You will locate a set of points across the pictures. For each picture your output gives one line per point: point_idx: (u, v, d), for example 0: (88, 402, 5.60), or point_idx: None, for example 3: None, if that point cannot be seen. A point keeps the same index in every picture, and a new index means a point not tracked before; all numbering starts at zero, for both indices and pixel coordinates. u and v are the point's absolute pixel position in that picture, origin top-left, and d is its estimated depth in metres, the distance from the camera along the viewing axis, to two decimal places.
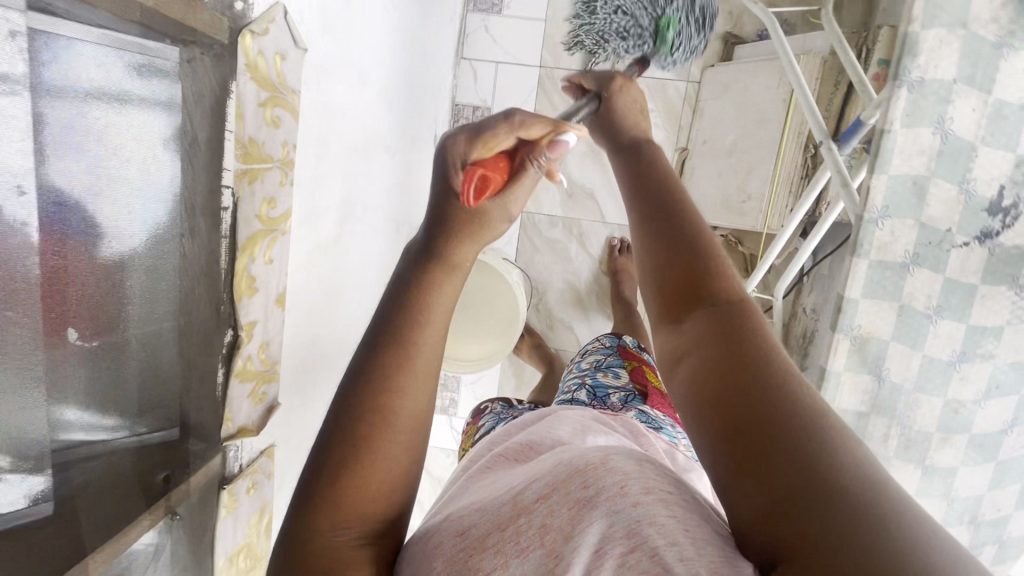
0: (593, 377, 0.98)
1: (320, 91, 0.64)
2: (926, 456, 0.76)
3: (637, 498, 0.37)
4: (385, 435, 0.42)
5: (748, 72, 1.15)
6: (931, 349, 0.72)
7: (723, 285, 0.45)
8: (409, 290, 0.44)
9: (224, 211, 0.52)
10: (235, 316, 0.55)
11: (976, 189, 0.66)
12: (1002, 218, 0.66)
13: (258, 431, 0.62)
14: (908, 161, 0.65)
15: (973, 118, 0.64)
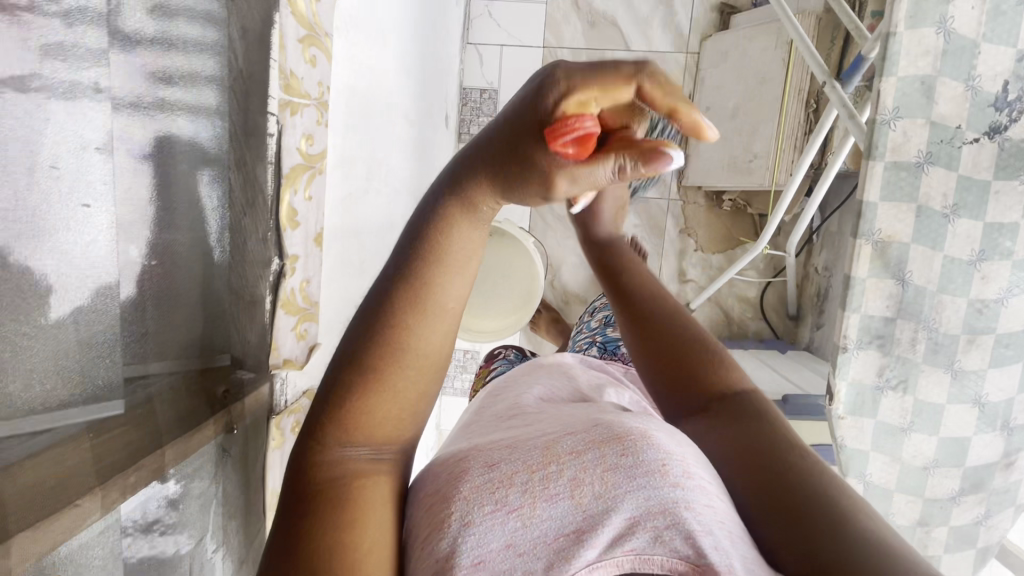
0: (602, 333, 0.96)
1: (348, 41, 0.67)
2: (954, 360, 0.64)
3: (677, 480, 0.38)
4: (389, 381, 0.40)
5: (746, 37, 1.20)
6: (953, 249, 0.61)
7: (730, 377, 0.54)
8: (426, 224, 0.39)
9: (270, 137, 0.55)
10: (281, 246, 0.58)
11: (981, 85, 0.57)
12: (1010, 111, 0.57)
13: (303, 367, 0.65)
14: (914, 63, 0.56)
15: (973, 16, 0.56)
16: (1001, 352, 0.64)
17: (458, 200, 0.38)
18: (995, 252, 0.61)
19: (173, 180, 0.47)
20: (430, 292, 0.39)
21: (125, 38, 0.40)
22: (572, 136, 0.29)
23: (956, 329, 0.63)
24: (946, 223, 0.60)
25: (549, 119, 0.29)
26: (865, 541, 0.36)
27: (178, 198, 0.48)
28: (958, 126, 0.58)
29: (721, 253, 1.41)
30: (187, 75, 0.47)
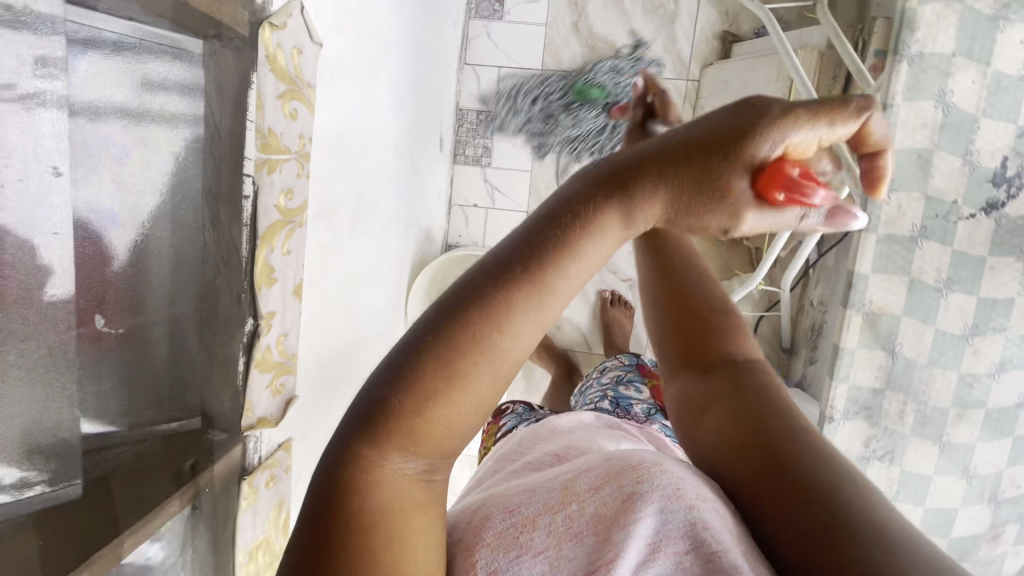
0: (615, 390, 0.97)
1: (335, 86, 0.65)
2: (942, 432, 0.85)
3: (691, 503, 0.38)
4: (472, 375, 0.34)
5: (748, 68, 1.18)
6: (947, 324, 0.83)
7: (739, 344, 0.52)
8: (576, 202, 0.35)
9: (246, 199, 0.53)
10: (256, 306, 0.57)
11: (980, 160, 0.81)
12: (1005, 189, 0.80)
13: (277, 423, 0.63)
14: (912, 135, 0.81)
15: (973, 91, 0.80)
16: (993, 423, 0.86)
17: (621, 197, 0.34)
18: (989, 326, 0.83)
19: (154, 243, 0.47)
20: (553, 289, 0.35)
21: (92, 105, 0.40)
22: (784, 171, 0.32)
23: (944, 401, 0.84)
24: (938, 295, 0.82)
25: (766, 155, 0.33)
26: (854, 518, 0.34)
27: (152, 259, 0.47)
28: (954, 201, 0.81)
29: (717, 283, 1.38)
30: (161, 136, 0.46)
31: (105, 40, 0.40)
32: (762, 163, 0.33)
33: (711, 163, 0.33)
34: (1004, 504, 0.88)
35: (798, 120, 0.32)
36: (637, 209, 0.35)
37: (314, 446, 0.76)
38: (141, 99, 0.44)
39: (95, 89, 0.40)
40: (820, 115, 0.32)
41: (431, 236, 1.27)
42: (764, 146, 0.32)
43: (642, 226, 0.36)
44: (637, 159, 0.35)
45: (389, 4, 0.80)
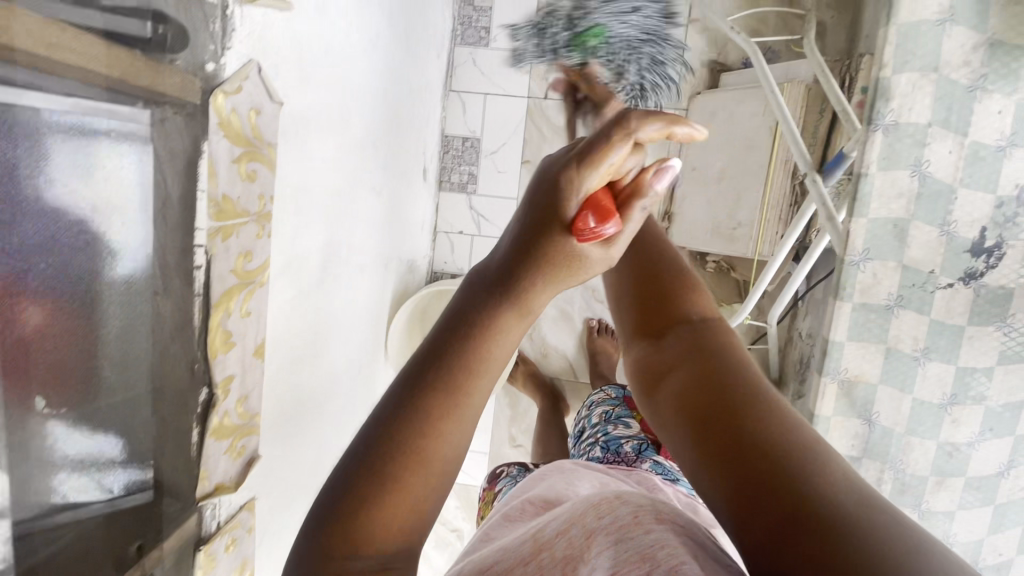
0: (605, 433, 0.93)
1: (300, 140, 0.64)
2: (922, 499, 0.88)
3: (648, 527, 0.36)
4: (421, 474, 0.33)
5: (735, 100, 1.16)
6: (923, 393, 0.84)
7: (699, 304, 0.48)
8: (466, 312, 0.35)
9: (198, 270, 0.52)
10: (210, 374, 0.56)
11: (958, 232, 0.78)
12: (985, 259, 0.77)
13: (237, 487, 0.62)
14: (887, 204, 0.80)
15: (951, 160, 0.77)
16: (972, 491, 0.86)
17: (511, 299, 0.35)
18: (967, 396, 0.82)
19: (102, 318, 0.45)
20: (471, 386, 0.34)
21: (25, 185, 0.37)
22: (596, 212, 0.34)
23: (924, 470, 0.86)
24: (915, 364, 0.83)
25: (569, 209, 0.35)
26: (818, 478, 0.31)
27: (100, 334, 0.45)
28: (931, 271, 0.80)
29: None
30: (110, 209, 0.44)
31: (42, 117, 0.37)
32: (573, 217, 0.35)
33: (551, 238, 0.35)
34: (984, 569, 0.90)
35: (581, 167, 0.35)
36: (530, 305, 0.35)
37: (281, 499, 0.74)
38: (88, 173, 0.42)
39: (35, 165, 0.38)
40: (588, 161, 0.35)
41: (414, 265, 1.26)
42: (570, 202, 0.35)
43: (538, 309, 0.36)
44: (503, 255, 0.36)
45: (362, 47, 0.78)
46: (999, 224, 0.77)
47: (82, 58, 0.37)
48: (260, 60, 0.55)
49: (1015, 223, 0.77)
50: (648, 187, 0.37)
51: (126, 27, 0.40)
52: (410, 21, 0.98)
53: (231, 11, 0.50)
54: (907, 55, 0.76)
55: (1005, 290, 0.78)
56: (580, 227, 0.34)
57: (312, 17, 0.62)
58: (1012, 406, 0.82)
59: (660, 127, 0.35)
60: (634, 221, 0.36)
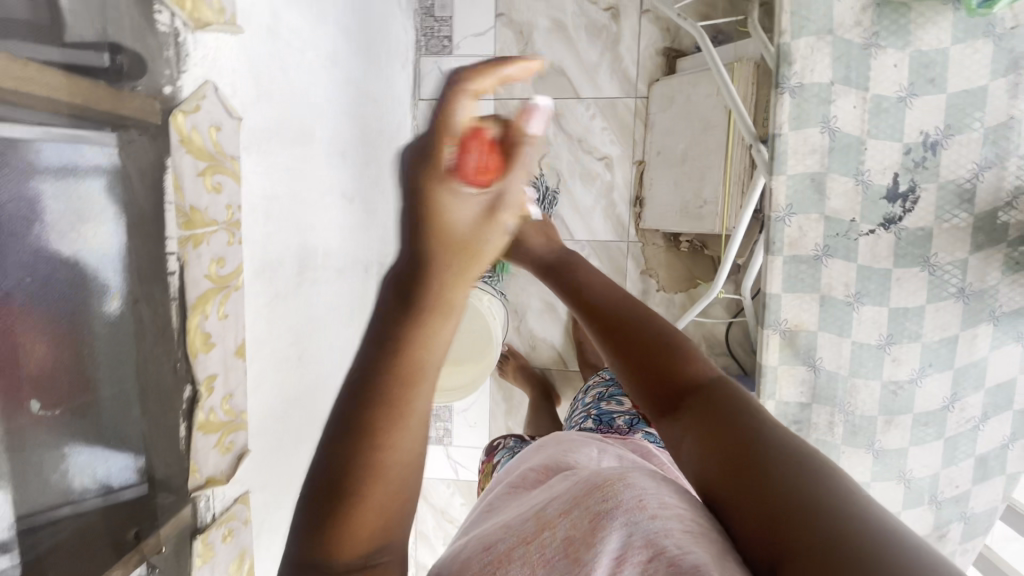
0: (597, 407, 0.97)
1: (263, 152, 0.69)
2: (876, 440, 0.86)
3: (654, 512, 0.36)
4: (385, 483, 0.34)
5: (690, 83, 1.21)
6: (860, 335, 0.83)
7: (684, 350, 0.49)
8: (393, 333, 0.34)
9: (172, 274, 0.57)
10: (192, 373, 0.60)
11: (873, 179, 0.78)
12: (901, 204, 0.78)
13: (228, 479, 0.66)
14: (800, 160, 0.79)
15: (855, 114, 0.77)
16: (922, 428, 0.84)
17: (429, 309, 0.34)
18: (903, 335, 0.82)
19: (87, 322, 0.50)
20: (413, 396, 0.34)
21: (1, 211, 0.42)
22: (470, 157, 0.35)
23: (872, 411, 0.85)
24: (850, 308, 0.82)
25: (442, 159, 0.34)
26: (815, 485, 0.32)
27: (88, 338, 0.51)
28: (852, 219, 0.80)
29: (682, 292, 1.37)
30: (85, 224, 0.49)
31: (23, 150, 0.43)
32: (451, 179, 0.34)
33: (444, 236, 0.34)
34: (945, 505, 0.87)
35: (431, 144, 0.34)
36: (449, 302, 0.34)
37: (275, 494, 0.78)
38: (65, 195, 0.47)
39: (14, 192, 0.43)
40: (437, 129, 0.35)
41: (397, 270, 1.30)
42: (442, 158, 0.34)
43: (456, 308, 0.35)
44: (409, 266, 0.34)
45: (320, 63, 0.83)
46: (909, 168, 0.77)
47: (47, 90, 0.42)
48: (215, 81, 0.60)
49: (924, 167, 0.77)
50: (520, 134, 0.39)
51: (81, 59, 0.46)
52: (368, 36, 1.03)
53: (183, 38, 0.55)
54: (802, 21, 0.75)
55: (924, 231, 0.79)
56: (468, 173, 0.34)
57: (262, 39, 0.67)
58: (949, 342, 0.82)
59: (492, 68, 0.35)
60: (522, 162, 0.37)
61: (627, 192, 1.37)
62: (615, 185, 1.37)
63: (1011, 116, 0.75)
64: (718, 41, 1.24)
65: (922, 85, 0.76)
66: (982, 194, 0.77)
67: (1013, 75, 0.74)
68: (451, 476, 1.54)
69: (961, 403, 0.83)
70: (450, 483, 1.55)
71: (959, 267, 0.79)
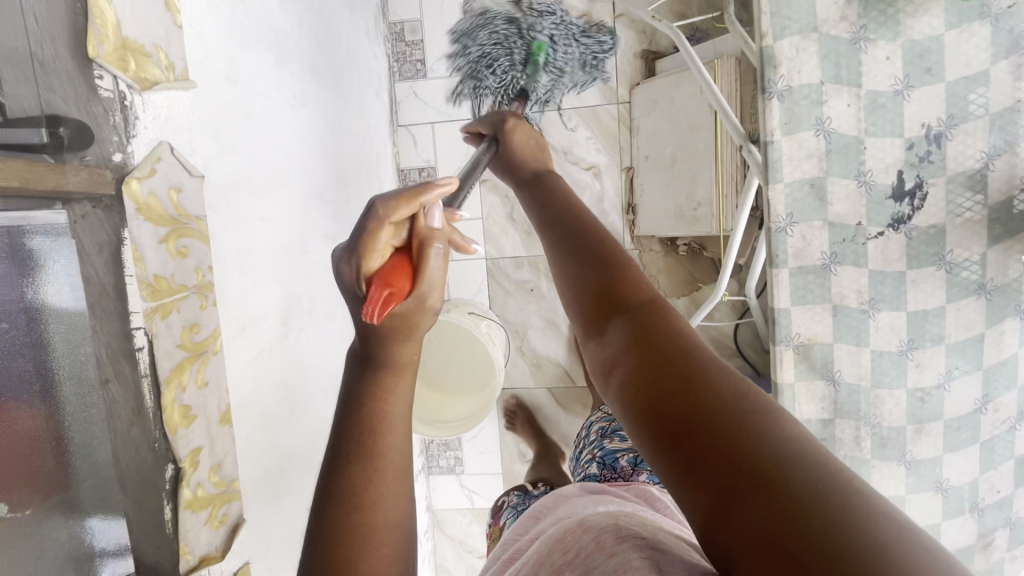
0: (601, 447, 0.93)
1: (232, 207, 0.66)
2: (907, 450, 0.81)
3: (612, 549, 0.32)
4: (373, 543, 0.36)
5: (672, 84, 1.17)
6: (879, 343, 0.79)
7: (634, 285, 0.41)
8: (358, 398, 0.37)
9: (140, 351, 0.53)
10: (173, 451, 0.55)
11: (875, 179, 0.75)
12: (908, 202, 0.75)
13: (224, 555, 0.62)
14: (799, 166, 0.75)
15: (851, 113, 0.74)
16: (955, 434, 0.80)
17: (387, 368, 0.38)
18: (926, 337, 0.78)
19: (61, 402, 0.50)
20: (383, 449, 0.38)
21: None
22: (381, 297, 0.36)
23: (900, 421, 0.80)
24: (866, 316, 0.79)
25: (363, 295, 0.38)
26: (781, 443, 0.27)
27: (55, 427, 0.49)
28: (858, 223, 0.76)
29: (685, 296, 1.33)
30: (42, 312, 0.48)
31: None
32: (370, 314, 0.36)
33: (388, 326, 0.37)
34: (988, 512, 0.82)
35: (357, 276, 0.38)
36: (404, 360, 0.38)
37: (276, 560, 0.74)
38: (18, 283, 0.46)
39: None
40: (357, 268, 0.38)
41: None
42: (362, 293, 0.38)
43: (412, 361, 0.39)
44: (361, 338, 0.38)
45: (286, 105, 0.80)
46: (914, 164, 0.74)
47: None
48: (170, 139, 0.57)
49: (930, 161, 0.74)
50: (426, 228, 0.39)
51: (14, 138, 0.43)
52: (337, 70, 1.00)
53: (130, 101, 0.52)
54: (783, 22, 0.71)
55: (937, 229, 0.76)
56: (379, 312, 0.36)
57: (220, 89, 0.64)
58: (976, 340, 0.78)
59: (373, 222, 0.38)
60: (433, 260, 0.38)
61: (618, 200, 1.34)
62: (606, 195, 1.34)
63: (1017, 99, 0.72)
64: (696, 39, 1.21)
65: (918, 76, 0.72)
66: (995, 182, 0.73)
67: (1016, 56, 0.70)
68: (467, 506, 1.49)
69: (993, 404, 0.79)
70: (465, 515, 1.50)
71: (978, 262, 0.76)
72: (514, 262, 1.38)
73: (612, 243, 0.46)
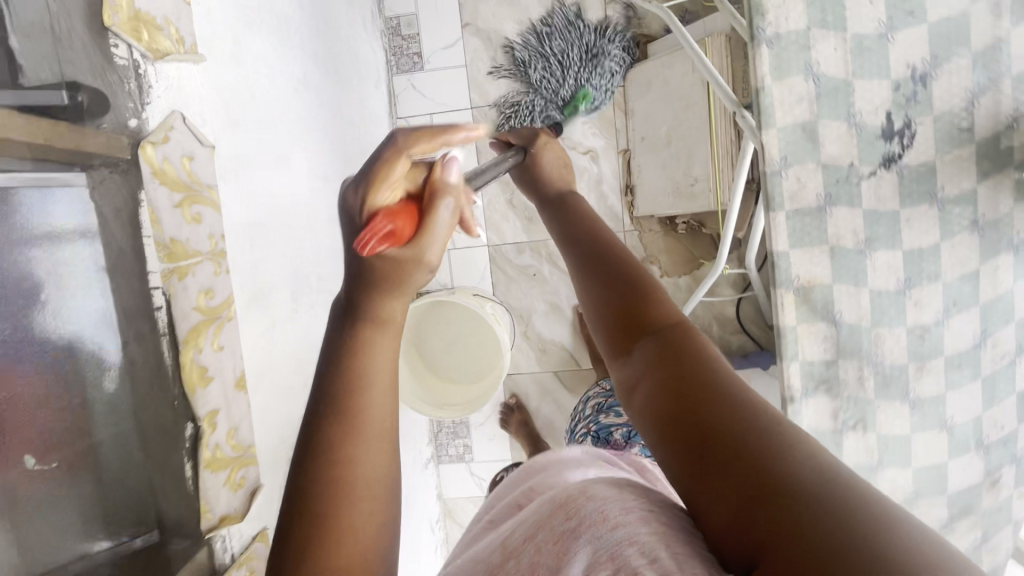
0: (597, 421, 0.94)
1: (241, 179, 0.68)
2: None
3: (617, 520, 0.31)
4: (349, 502, 0.33)
5: (664, 65, 1.20)
6: (875, 286, 0.59)
7: (657, 306, 0.41)
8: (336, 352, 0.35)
9: (159, 310, 0.55)
10: (192, 409, 0.57)
11: (863, 120, 0.55)
12: (900, 139, 0.55)
13: (244, 516, 0.63)
14: (790, 110, 0.55)
15: (834, 55, 0.54)
16: None
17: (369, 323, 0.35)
18: (922, 277, 0.59)
19: (84, 364, 0.50)
20: (365, 406, 0.34)
21: None
22: (383, 226, 0.37)
23: None
24: (864, 257, 0.58)
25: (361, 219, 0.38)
26: (806, 475, 0.27)
27: (81, 384, 0.50)
28: (850, 163, 0.56)
29: (686, 275, 1.35)
30: (65, 271, 0.49)
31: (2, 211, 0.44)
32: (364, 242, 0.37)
33: (377, 266, 0.36)
34: None
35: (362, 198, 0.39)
36: (386, 316, 0.36)
37: None
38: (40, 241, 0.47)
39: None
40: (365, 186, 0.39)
41: None
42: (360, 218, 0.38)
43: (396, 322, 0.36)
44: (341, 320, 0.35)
45: (289, 88, 0.83)
46: (904, 103, 0.55)
47: (25, 137, 0.42)
48: (182, 109, 0.59)
49: (918, 102, 0.55)
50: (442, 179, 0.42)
51: (39, 99, 0.45)
52: (337, 59, 1.03)
53: (143, 70, 0.54)
54: None
55: None
56: (374, 245, 0.36)
57: (228, 67, 0.67)
58: None
59: (391, 154, 0.40)
60: (441, 207, 0.40)
61: (617, 182, 1.36)
62: (604, 177, 1.36)
63: (998, 37, 0.55)
64: (686, 21, 1.24)
65: None
66: (982, 112, 0.56)
67: None
68: (478, 494, 1.50)
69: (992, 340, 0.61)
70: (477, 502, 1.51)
71: None
72: (515, 247, 1.39)
73: (634, 261, 0.45)
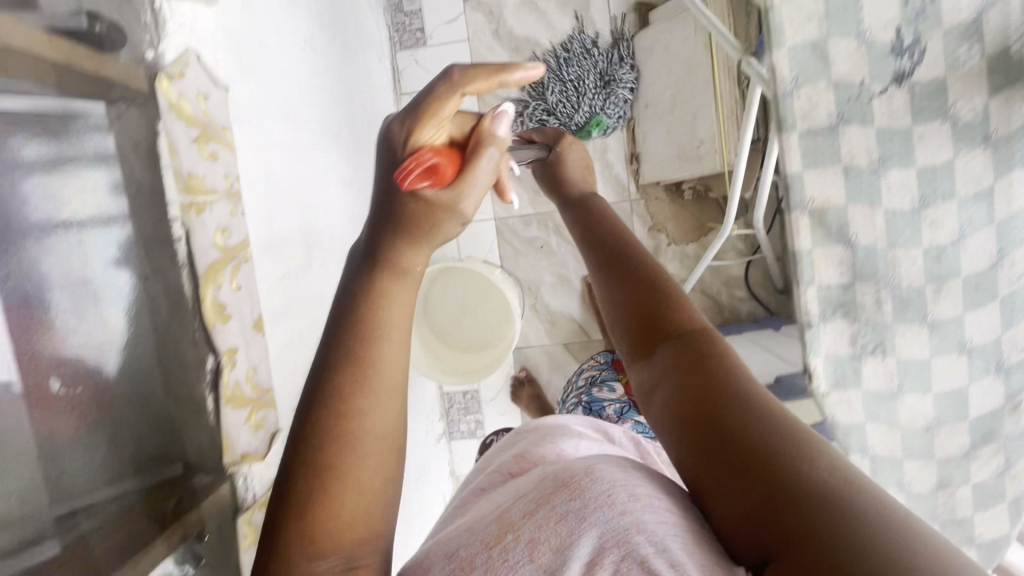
0: (587, 395, 0.95)
1: (254, 125, 0.69)
2: None
3: (624, 506, 0.35)
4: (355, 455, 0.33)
5: (667, 30, 1.21)
6: (889, 203, 0.59)
7: (677, 310, 0.42)
8: (350, 304, 0.34)
9: (178, 241, 0.54)
10: (213, 342, 0.57)
11: (874, 35, 0.55)
12: (910, 56, 0.55)
13: (265, 457, 0.64)
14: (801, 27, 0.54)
15: None
16: None
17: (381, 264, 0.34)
18: (936, 195, 0.58)
19: (104, 289, 0.49)
20: (375, 352, 0.33)
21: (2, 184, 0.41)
22: (425, 166, 0.35)
23: None
24: (875, 177, 0.58)
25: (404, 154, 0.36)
26: (816, 475, 0.29)
27: (103, 313, 0.49)
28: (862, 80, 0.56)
29: (694, 241, 1.35)
30: (83, 194, 0.48)
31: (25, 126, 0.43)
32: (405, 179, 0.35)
33: (408, 207, 0.34)
34: None
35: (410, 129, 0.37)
36: (403, 262, 0.35)
37: None
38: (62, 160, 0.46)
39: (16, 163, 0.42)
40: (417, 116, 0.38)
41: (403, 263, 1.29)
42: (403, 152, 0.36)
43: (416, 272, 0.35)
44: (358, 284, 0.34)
45: (298, 48, 0.83)
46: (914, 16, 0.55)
47: (51, 53, 0.42)
48: (197, 49, 0.60)
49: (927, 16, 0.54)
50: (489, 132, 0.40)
51: (65, 24, 0.45)
52: (342, 27, 1.04)
53: (159, 6, 0.54)
54: None
55: None
56: (413, 182, 0.34)
57: (239, 16, 0.67)
58: None
59: (445, 88, 0.38)
60: (482, 162, 0.38)
61: (622, 151, 1.36)
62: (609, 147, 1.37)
63: None
64: None
65: None
66: (990, 29, 0.54)
67: None
68: None
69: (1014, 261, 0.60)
70: None
71: None
72: (522, 220, 1.40)
73: (653, 266, 0.47)
